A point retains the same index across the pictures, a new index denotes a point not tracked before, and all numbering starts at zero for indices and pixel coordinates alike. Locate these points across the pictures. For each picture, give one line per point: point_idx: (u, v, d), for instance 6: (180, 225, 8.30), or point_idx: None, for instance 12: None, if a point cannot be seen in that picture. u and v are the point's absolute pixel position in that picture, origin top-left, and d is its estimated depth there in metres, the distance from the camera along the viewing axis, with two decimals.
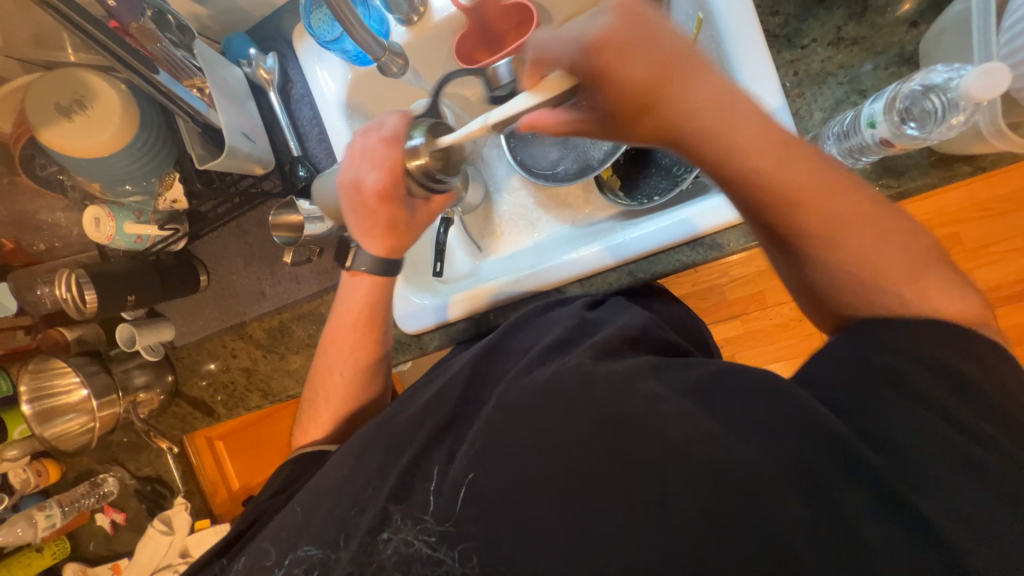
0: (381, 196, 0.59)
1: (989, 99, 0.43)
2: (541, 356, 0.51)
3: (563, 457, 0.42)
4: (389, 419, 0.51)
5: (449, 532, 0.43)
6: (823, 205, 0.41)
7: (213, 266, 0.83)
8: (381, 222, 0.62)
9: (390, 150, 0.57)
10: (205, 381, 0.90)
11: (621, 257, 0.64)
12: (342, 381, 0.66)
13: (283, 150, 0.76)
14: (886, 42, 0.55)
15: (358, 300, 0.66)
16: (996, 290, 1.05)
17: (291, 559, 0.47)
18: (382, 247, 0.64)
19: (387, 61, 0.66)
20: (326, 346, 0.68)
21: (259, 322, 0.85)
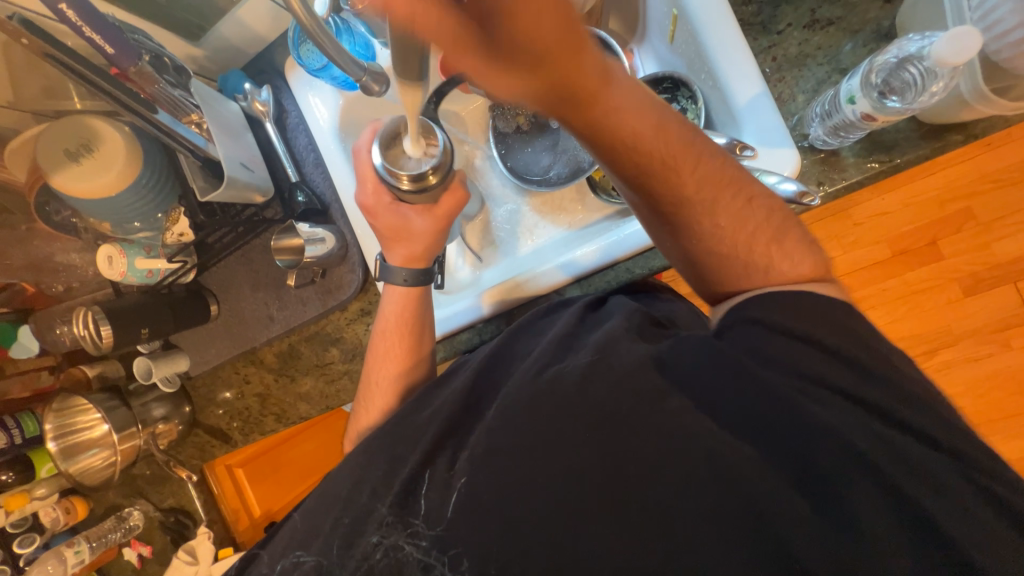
0: (370, 211, 0.65)
1: (964, 61, 0.42)
2: (537, 357, 0.51)
3: (562, 455, 0.43)
4: (390, 427, 0.52)
5: (439, 537, 0.44)
6: (680, 165, 0.46)
7: (224, 295, 0.85)
8: (390, 231, 0.65)
9: (359, 164, 0.63)
10: (221, 409, 0.92)
11: (618, 253, 0.64)
12: (377, 387, 0.67)
13: (282, 178, 0.79)
14: (862, 19, 0.55)
15: (392, 308, 0.68)
16: (1014, 262, 1.02)
17: (283, 565, 0.48)
18: (399, 257, 0.66)
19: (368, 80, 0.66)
20: (371, 353, 0.69)
21: (270, 347, 0.87)
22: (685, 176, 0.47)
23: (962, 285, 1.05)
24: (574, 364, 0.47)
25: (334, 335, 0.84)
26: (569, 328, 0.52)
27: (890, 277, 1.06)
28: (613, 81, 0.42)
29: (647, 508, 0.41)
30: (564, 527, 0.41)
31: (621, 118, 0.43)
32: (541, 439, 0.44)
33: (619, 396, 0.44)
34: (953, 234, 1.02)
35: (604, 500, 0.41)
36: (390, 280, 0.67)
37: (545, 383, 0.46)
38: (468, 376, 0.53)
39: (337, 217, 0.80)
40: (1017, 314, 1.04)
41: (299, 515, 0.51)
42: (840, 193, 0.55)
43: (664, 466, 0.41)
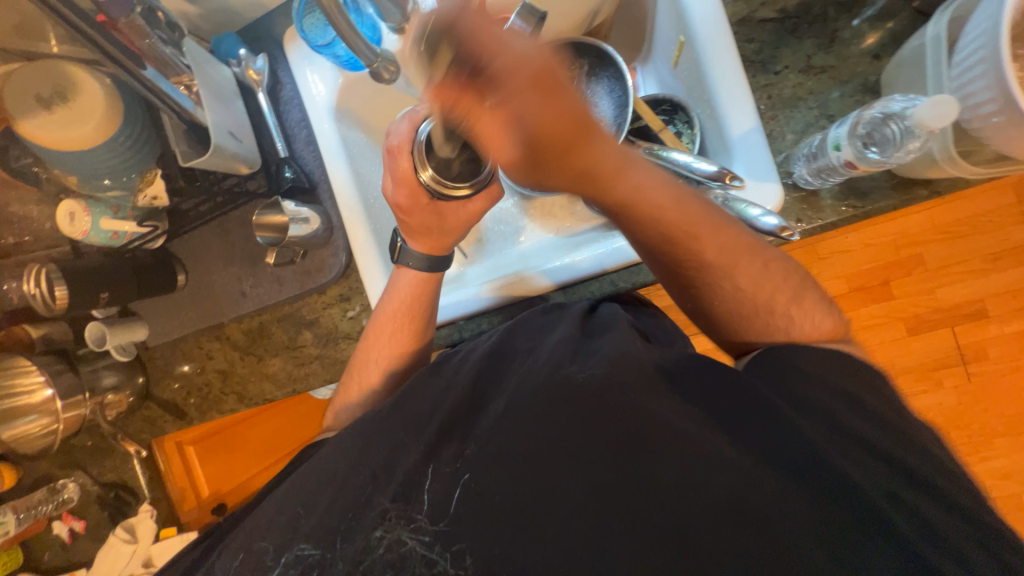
0: (404, 209, 0.62)
1: (942, 126, 0.46)
2: (523, 362, 0.51)
3: (548, 463, 0.44)
4: (381, 416, 0.51)
5: (443, 532, 0.43)
6: (699, 233, 0.51)
7: (193, 267, 0.81)
8: (419, 225, 0.63)
9: (398, 160, 0.58)
10: (178, 383, 0.88)
11: (607, 264, 0.66)
12: (378, 368, 0.66)
13: (270, 151, 0.76)
14: (851, 72, 0.58)
15: (405, 290, 0.66)
16: (956, 308, 1.11)
17: (288, 558, 0.46)
18: (423, 245, 0.65)
19: (379, 66, 0.65)
20: (369, 330, 0.68)
21: (238, 324, 0.84)
22: (705, 243, 0.52)
23: (908, 324, 1.13)
24: (562, 370, 0.48)
25: (310, 318, 0.81)
26: (567, 332, 0.53)
27: (846, 311, 1.13)
28: (629, 165, 0.46)
29: (636, 518, 0.42)
30: (563, 527, 0.42)
31: (644, 193, 0.48)
32: (529, 442, 0.45)
33: (609, 405, 0.45)
34: (905, 277, 1.10)
35: (603, 505, 0.43)
36: (407, 261, 0.66)
37: (534, 387, 0.48)
38: (455, 372, 0.53)
39: (325, 198, 0.78)
40: (953, 355, 1.14)
41: (283, 500, 0.50)
42: (816, 231, 0.59)
43: (650, 476, 0.43)
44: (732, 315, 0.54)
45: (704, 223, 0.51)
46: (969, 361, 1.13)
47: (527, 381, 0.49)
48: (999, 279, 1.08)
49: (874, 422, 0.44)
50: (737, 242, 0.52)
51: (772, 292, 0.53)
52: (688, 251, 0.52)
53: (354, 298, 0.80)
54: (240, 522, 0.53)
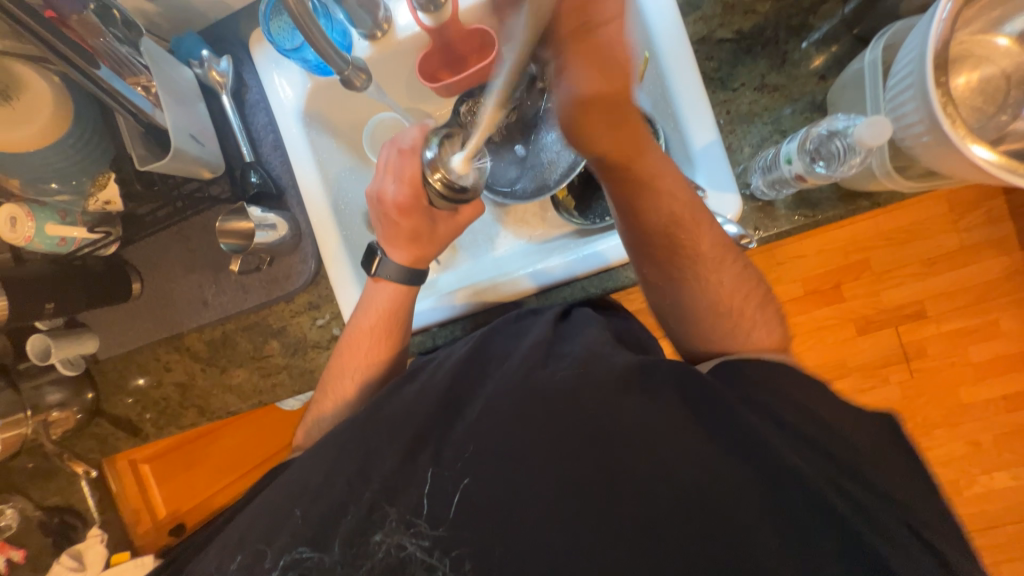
0: (401, 210, 0.60)
1: (878, 144, 0.49)
2: (498, 369, 0.52)
3: (526, 470, 0.45)
4: (355, 425, 0.50)
5: (443, 536, 0.44)
6: (698, 222, 0.55)
7: (149, 274, 0.78)
8: (405, 233, 0.62)
9: (407, 162, 0.58)
10: (132, 398, 0.84)
11: (580, 270, 0.67)
12: (352, 386, 0.64)
13: (234, 155, 0.74)
14: (801, 91, 0.61)
15: (382, 306, 0.64)
16: (898, 309, 1.19)
17: (287, 561, 0.45)
18: (407, 255, 0.64)
19: (350, 74, 0.65)
20: (343, 345, 0.66)
21: (198, 334, 0.81)
22: (701, 233, 0.56)
23: (856, 324, 1.21)
24: (536, 375, 0.49)
25: (277, 327, 0.79)
26: (542, 337, 0.53)
27: (801, 313, 1.21)
28: (654, 144, 0.54)
29: (615, 519, 0.43)
30: (553, 524, 0.43)
31: (663, 170, 0.54)
32: (506, 451, 0.45)
33: (584, 407, 0.46)
34: (853, 281, 1.18)
35: (584, 503, 0.44)
36: (384, 273, 0.64)
37: (509, 392, 0.48)
38: (430, 378, 0.53)
39: (293, 204, 0.76)
40: (897, 352, 1.22)
41: (256, 513, 0.48)
42: (771, 238, 0.63)
43: (628, 477, 0.44)
44: (700, 319, 0.57)
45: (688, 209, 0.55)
46: (911, 357, 1.22)
47: (501, 387, 0.49)
48: (935, 283, 1.18)
49: (830, 424, 0.46)
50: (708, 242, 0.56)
51: (734, 295, 0.56)
52: (657, 251, 0.56)
53: (324, 306, 0.78)
54: (214, 534, 0.52)
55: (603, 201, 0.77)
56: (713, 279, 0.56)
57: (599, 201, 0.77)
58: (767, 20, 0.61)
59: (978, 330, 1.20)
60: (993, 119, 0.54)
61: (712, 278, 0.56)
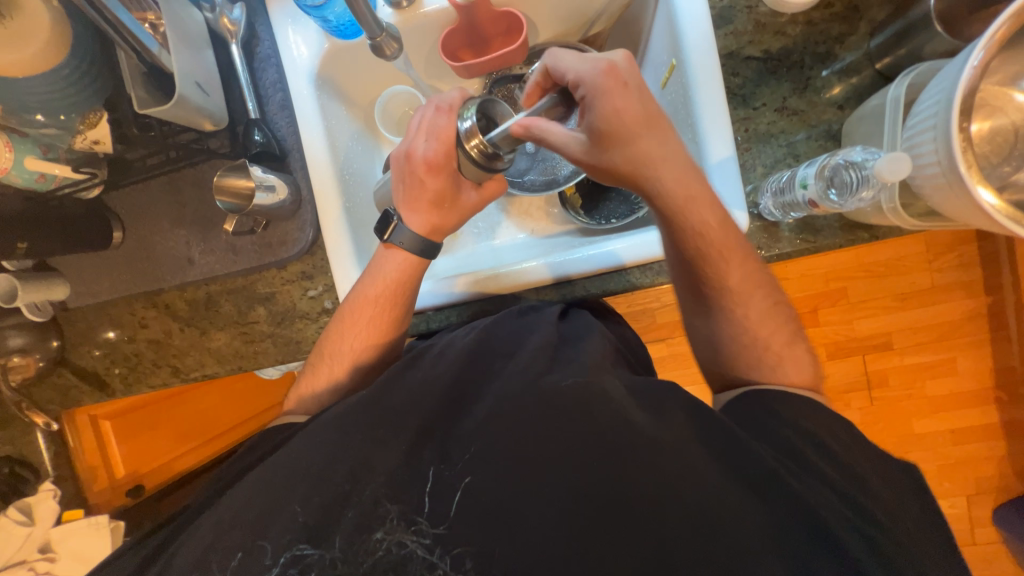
0: (432, 167, 0.59)
1: (894, 180, 0.49)
2: (504, 366, 0.52)
3: (529, 471, 0.43)
4: (359, 408, 0.49)
5: (444, 535, 0.42)
6: (729, 258, 0.56)
7: (133, 225, 0.75)
8: (429, 196, 0.61)
9: (443, 120, 0.57)
10: (99, 350, 0.80)
11: (588, 268, 0.66)
12: (350, 354, 0.62)
13: (239, 109, 0.71)
14: (818, 118, 0.63)
15: (390, 275, 0.62)
16: (868, 339, 1.25)
17: (287, 558, 0.41)
18: (426, 222, 0.62)
19: (383, 40, 0.63)
20: (345, 312, 0.63)
21: (180, 293, 0.78)
22: (733, 267, 0.56)
23: (826, 349, 1.27)
24: (541, 377, 0.49)
25: (265, 294, 0.76)
26: (545, 339, 0.54)
27: None
28: (688, 173, 0.54)
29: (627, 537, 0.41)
30: (558, 538, 0.41)
31: (698, 201, 0.54)
32: (506, 453, 0.44)
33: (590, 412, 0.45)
34: (830, 308, 1.23)
35: (591, 513, 0.42)
36: (400, 242, 0.62)
37: (517, 390, 0.48)
38: (432, 365, 0.52)
39: (295, 167, 0.74)
40: (860, 379, 1.28)
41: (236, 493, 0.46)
42: (772, 258, 0.64)
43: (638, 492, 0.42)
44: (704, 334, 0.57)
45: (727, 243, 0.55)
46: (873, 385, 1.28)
47: (509, 385, 0.49)
48: (905, 317, 1.23)
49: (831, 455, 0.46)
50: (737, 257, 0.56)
51: (739, 309, 0.56)
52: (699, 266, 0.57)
53: (317, 277, 0.75)
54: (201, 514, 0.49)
55: (610, 202, 0.77)
56: (717, 295, 0.57)
57: (606, 203, 0.77)
58: (795, 43, 0.62)
59: (937, 366, 1.27)
60: (996, 169, 0.56)
61: (716, 294, 0.57)
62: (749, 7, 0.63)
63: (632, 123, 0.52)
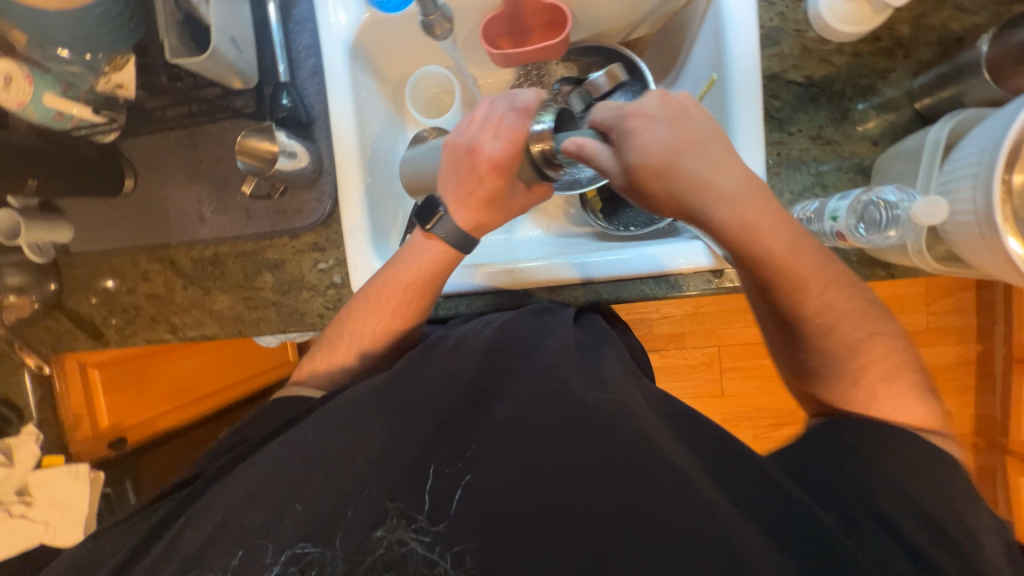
0: (495, 167, 0.56)
1: (930, 224, 0.49)
2: (524, 363, 0.47)
3: (540, 481, 0.39)
4: (377, 393, 0.45)
5: (444, 533, 0.38)
6: (809, 288, 0.47)
7: (146, 175, 0.74)
8: (483, 193, 0.58)
9: (518, 121, 0.54)
10: (97, 298, 0.78)
11: (611, 274, 0.65)
12: (370, 336, 0.60)
13: (269, 70, 0.69)
14: (850, 151, 0.63)
15: (424, 263, 0.59)
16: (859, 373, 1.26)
17: (286, 557, 0.38)
18: (469, 219, 0.59)
19: (435, 20, 0.62)
20: (368, 291, 0.61)
21: (187, 250, 0.76)
22: (812, 299, 0.47)
23: None
24: (564, 382, 0.44)
25: (274, 261, 0.75)
26: (567, 339, 0.51)
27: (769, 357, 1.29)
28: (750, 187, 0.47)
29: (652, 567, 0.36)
30: (574, 556, 0.37)
31: (763, 224, 0.47)
32: (513, 458, 0.40)
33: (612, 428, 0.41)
34: None
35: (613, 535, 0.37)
36: (440, 231, 0.59)
37: (531, 397, 0.43)
38: (450, 360, 0.48)
39: (319, 137, 0.72)
40: None
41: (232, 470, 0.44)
42: None
43: (666, 519, 0.37)
44: None
45: (809, 275, 0.47)
46: None
47: (531, 387, 0.44)
48: None
49: None
50: (825, 282, 0.47)
51: (801, 332, 0.48)
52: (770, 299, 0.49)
53: (329, 250, 0.74)
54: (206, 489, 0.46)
55: (630, 211, 0.76)
56: None
57: (626, 210, 0.76)
58: (838, 73, 0.62)
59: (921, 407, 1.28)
60: None
61: None
62: (797, 31, 0.63)
63: (683, 137, 0.48)
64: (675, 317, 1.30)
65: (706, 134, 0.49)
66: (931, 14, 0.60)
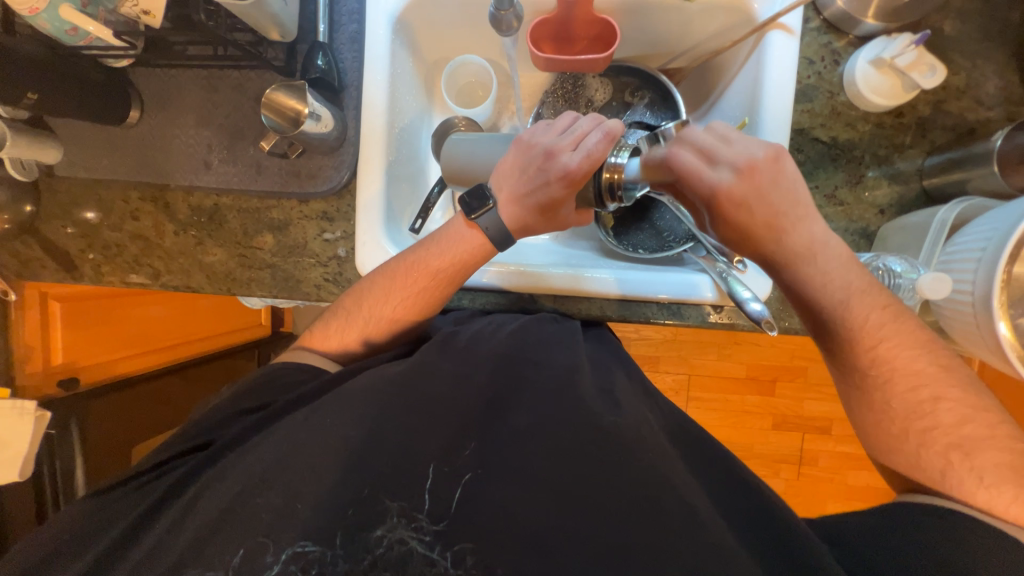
0: (567, 178, 0.54)
1: (932, 297, 0.52)
2: (531, 373, 0.48)
3: (545, 494, 0.39)
4: (391, 384, 0.46)
5: (444, 531, 0.38)
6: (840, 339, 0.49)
7: (153, 108, 0.70)
8: (544, 199, 0.56)
9: (605, 143, 0.53)
10: (74, 228, 0.73)
11: (622, 293, 0.65)
12: (389, 315, 0.59)
13: (309, 28, 0.68)
14: (859, 214, 0.66)
15: (459, 254, 0.59)
16: (814, 419, 1.33)
17: (288, 556, 0.37)
18: (518, 220, 0.58)
19: (505, 16, 0.62)
20: (394, 269, 0.60)
21: (185, 197, 0.73)
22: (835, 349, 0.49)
23: (774, 419, 1.34)
24: (571, 393, 0.46)
25: (278, 222, 0.72)
26: (575, 354, 0.52)
27: (735, 392, 1.34)
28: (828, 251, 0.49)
29: None
30: None
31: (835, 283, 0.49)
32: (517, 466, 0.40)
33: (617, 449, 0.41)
34: (787, 382, 1.32)
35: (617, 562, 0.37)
36: (483, 224, 0.58)
37: (540, 407, 0.44)
38: (462, 359, 0.50)
39: (348, 105, 0.70)
40: (795, 453, 1.36)
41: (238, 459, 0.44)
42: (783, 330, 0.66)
43: None
44: None
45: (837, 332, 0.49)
46: (807, 463, 1.36)
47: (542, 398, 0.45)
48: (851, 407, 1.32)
49: None
50: (877, 337, 0.48)
51: None
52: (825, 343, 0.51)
53: (338, 222, 0.71)
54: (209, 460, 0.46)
55: (641, 233, 0.76)
56: None
57: (637, 232, 0.76)
58: (860, 140, 0.65)
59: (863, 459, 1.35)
60: None
61: None
62: (830, 93, 0.66)
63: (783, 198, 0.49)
64: (653, 341, 1.34)
65: (790, 199, 0.48)
66: (951, 101, 0.64)
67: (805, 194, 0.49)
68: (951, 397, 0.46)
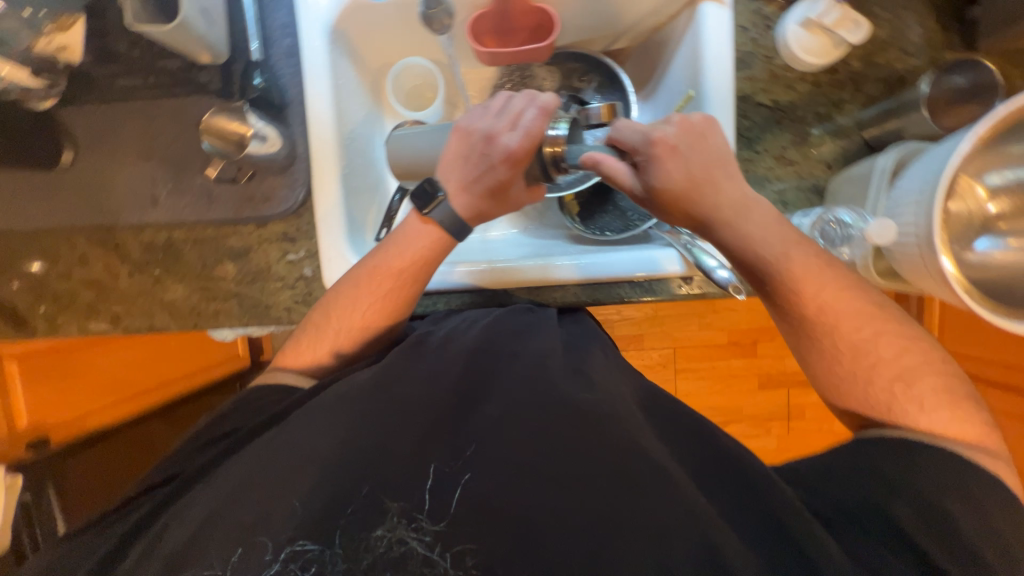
0: (508, 158, 0.55)
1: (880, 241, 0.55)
2: (510, 364, 0.49)
3: (539, 480, 0.40)
4: (369, 392, 0.45)
5: (444, 531, 0.38)
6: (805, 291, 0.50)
7: (86, 149, 0.67)
8: (489, 183, 0.57)
9: (539, 119, 0.55)
10: (20, 283, 0.70)
11: (591, 275, 0.66)
12: (359, 323, 0.58)
13: (241, 41, 0.64)
14: (808, 171, 0.68)
15: (418, 250, 0.58)
16: (796, 373, 1.38)
17: (286, 555, 0.38)
18: (470, 208, 0.58)
19: (435, 13, 0.64)
20: (357, 275, 0.59)
21: (135, 235, 0.70)
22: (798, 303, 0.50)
23: (759, 379, 1.39)
24: (550, 379, 0.46)
25: (237, 250, 0.70)
26: (552, 341, 0.52)
27: (719, 359, 1.38)
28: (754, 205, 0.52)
29: None
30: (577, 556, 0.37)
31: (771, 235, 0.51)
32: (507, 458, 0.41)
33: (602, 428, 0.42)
34: (767, 342, 1.36)
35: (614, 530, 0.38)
36: (437, 217, 0.58)
37: (523, 395, 0.45)
38: (440, 361, 0.49)
39: (293, 121, 0.68)
40: (782, 409, 1.40)
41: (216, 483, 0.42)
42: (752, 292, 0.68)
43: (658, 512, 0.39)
44: None
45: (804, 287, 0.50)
46: (795, 416, 1.41)
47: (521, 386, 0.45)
48: None
49: None
50: (835, 288, 0.50)
51: None
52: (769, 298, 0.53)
53: (300, 242, 0.70)
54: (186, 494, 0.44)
55: (606, 216, 0.77)
56: None
57: (602, 215, 0.77)
58: (800, 99, 0.68)
59: None
60: None
61: None
62: (766, 57, 0.67)
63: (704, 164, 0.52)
64: (635, 319, 1.36)
65: (715, 161, 0.53)
66: (879, 53, 0.66)
67: (729, 157, 0.53)
68: (909, 332, 0.48)
